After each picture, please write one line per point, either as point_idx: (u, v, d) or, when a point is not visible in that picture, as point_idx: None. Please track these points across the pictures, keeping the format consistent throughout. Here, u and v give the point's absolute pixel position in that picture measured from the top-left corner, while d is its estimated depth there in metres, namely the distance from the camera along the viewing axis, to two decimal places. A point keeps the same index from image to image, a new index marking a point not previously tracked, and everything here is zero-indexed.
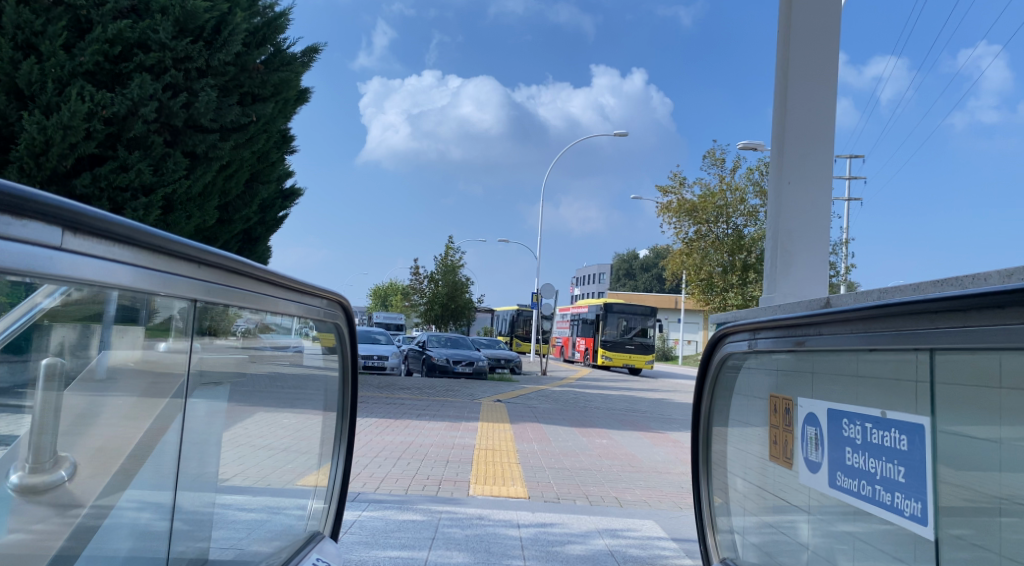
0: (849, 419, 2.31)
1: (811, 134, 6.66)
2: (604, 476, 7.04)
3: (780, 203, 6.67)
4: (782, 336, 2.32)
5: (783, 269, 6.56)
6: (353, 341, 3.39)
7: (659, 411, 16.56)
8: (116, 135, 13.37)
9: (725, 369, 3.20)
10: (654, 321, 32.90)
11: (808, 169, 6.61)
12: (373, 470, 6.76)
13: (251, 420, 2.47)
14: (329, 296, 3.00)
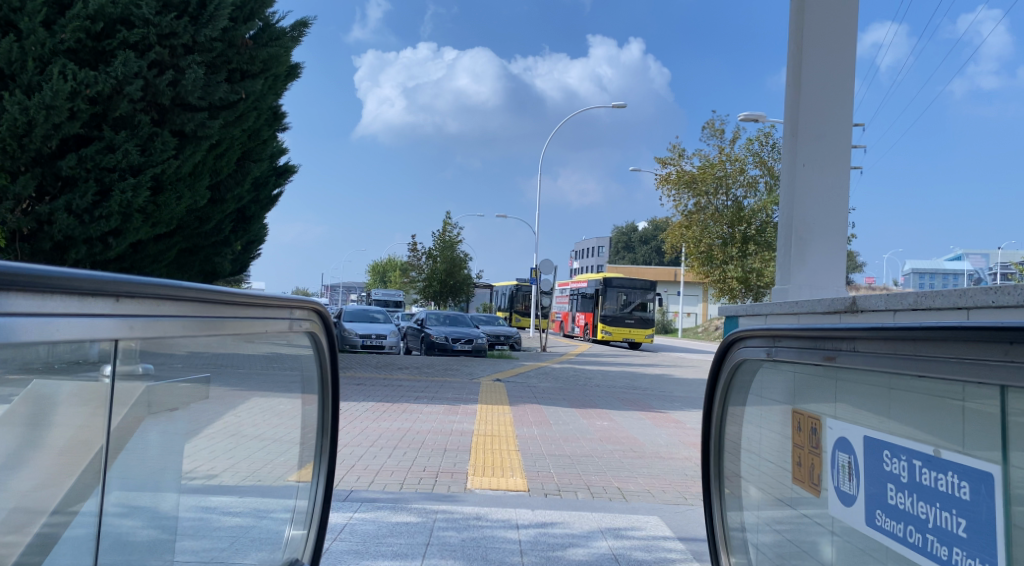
0: (892, 452, 1.96)
1: (827, 115, 7.00)
2: (606, 464, 6.84)
3: (796, 190, 7.07)
4: (809, 350, 2.00)
5: (798, 258, 7.00)
6: (334, 347, 3.11)
7: (661, 388, 16.40)
8: (101, 115, 13.07)
9: (738, 376, 2.91)
10: (654, 295, 32.74)
11: (821, 156, 6.99)
12: (369, 462, 6.57)
13: (244, 406, 2.41)
14: (303, 305, 2.74)
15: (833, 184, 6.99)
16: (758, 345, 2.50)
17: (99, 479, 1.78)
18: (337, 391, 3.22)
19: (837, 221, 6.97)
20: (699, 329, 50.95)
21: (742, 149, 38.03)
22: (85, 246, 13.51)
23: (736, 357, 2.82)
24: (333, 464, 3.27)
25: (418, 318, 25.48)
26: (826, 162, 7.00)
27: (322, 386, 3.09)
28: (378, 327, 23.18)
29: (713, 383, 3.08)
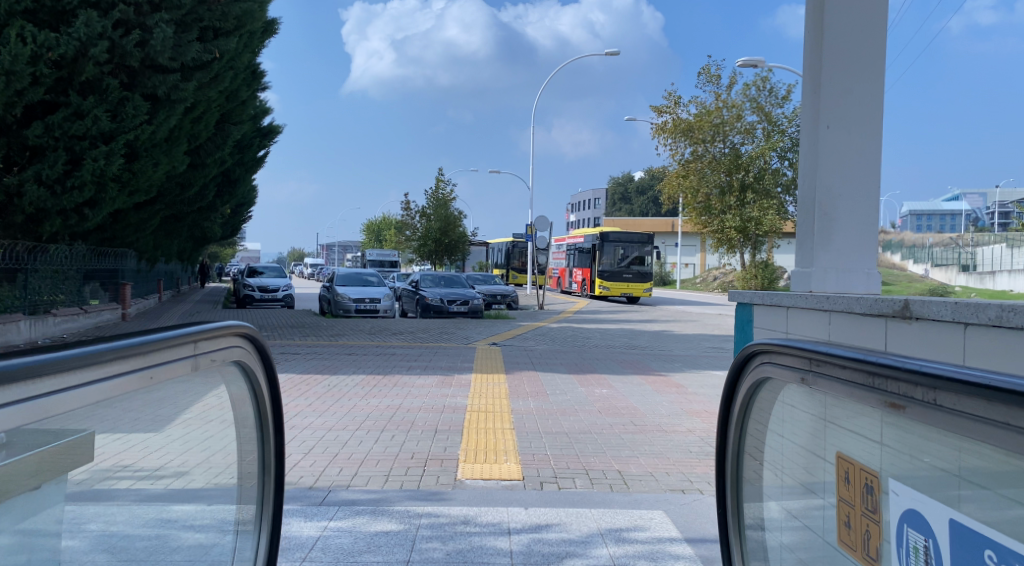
0: (996, 552, 1.44)
1: (856, 71, 5.95)
2: (605, 442, 6.44)
3: (820, 156, 6.06)
4: (876, 390, 1.51)
5: (823, 236, 6.05)
6: (268, 369, 2.60)
7: (661, 346, 16.05)
8: (67, 79, 12.45)
9: (761, 392, 2.41)
10: (652, 248, 32.30)
11: (852, 114, 5.96)
12: (353, 449, 6.14)
13: (219, 388, 2.26)
14: (219, 335, 2.19)
15: (859, 151, 5.99)
16: (789, 368, 2.03)
17: (24, 496, 1.58)
18: (279, 409, 2.73)
19: (866, 196, 6.01)
20: (698, 280, 50.62)
21: (739, 95, 37.29)
22: (59, 217, 13.23)
23: (758, 373, 2.34)
24: (280, 491, 2.79)
25: (412, 279, 25.01)
26: (855, 126, 5.97)
27: (258, 413, 2.58)
28: (371, 290, 22.73)
29: (731, 396, 2.59)
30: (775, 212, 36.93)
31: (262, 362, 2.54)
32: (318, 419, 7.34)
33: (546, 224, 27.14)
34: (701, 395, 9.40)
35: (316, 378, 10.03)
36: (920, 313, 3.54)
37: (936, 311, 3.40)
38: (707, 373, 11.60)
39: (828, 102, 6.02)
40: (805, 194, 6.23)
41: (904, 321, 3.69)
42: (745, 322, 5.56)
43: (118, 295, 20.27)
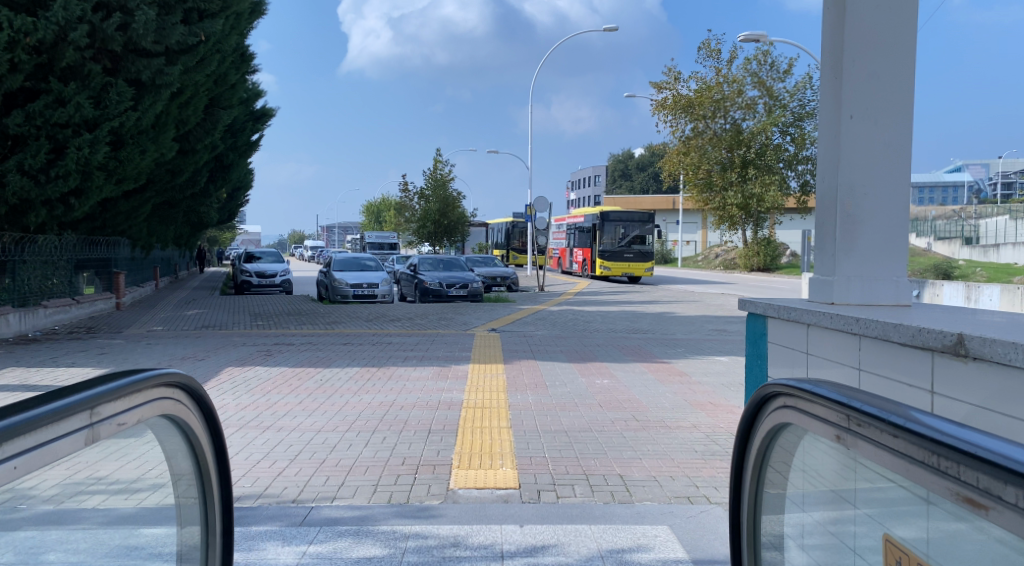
0: None
1: (890, 45, 4.38)
2: (606, 442, 6.14)
3: (841, 146, 4.47)
4: (957, 490, 1.29)
5: (846, 245, 4.48)
6: (200, 399, 2.27)
7: (663, 329, 15.77)
8: (48, 65, 12.09)
9: (775, 440, 2.14)
10: (653, 227, 31.95)
11: (882, 92, 4.39)
12: (341, 455, 5.85)
13: (168, 418, 2.07)
14: (139, 387, 1.88)
15: (890, 142, 4.42)
16: (816, 422, 1.79)
17: None
18: (223, 450, 2.44)
19: (898, 197, 4.45)
20: (700, 257, 50.25)
21: (739, 69, 36.89)
22: (45, 207, 12.91)
23: (773, 419, 2.07)
24: (230, 521, 2.53)
25: (410, 263, 24.68)
26: (885, 114, 4.41)
27: (193, 451, 2.27)
28: (369, 275, 22.42)
29: (744, 436, 2.29)
30: (777, 187, 36.31)
31: (191, 398, 2.21)
32: (308, 419, 7.05)
33: (546, 204, 26.80)
34: (704, 384, 9.09)
35: (308, 371, 9.74)
36: (979, 354, 2.74)
37: (1003, 353, 2.62)
38: (711, 358, 11.30)
39: (851, 80, 4.40)
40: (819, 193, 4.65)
41: (958, 360, 2.88)
42: (759, 335, 4.57)
43: (112, 284, 19.98)
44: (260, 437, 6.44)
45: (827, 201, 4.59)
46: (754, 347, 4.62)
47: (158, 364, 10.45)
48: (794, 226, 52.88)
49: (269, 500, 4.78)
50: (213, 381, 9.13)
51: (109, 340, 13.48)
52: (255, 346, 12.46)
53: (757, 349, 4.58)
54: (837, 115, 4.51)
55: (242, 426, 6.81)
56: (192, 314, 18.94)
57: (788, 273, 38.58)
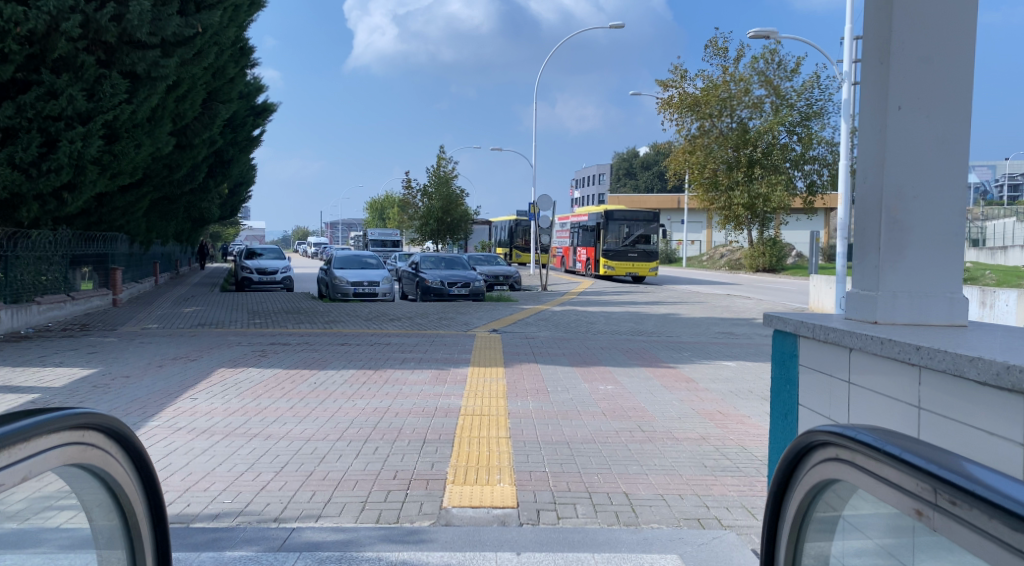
0: None
1: (945, 20, 3.42)
2: (609, 456, 5.81)
3: (886, 141, 3.50)
4: None
5: (892, 262, 3.49)
6: (117, 439, 1.94)
7: (667, 331, 15.43)
8: (40, 56, 11.79)
9: (820, 501, 1.85)
10: (658, 226, 31.63)
11: (938, 78, 3.43)
12: (331, 467, 5.54)
13: (78, 459, 1.76)
14: (28, 436, 1.57)
15: (948, 138, 3.46)
16: (884, 490, 1.52)
17: None
18: (156, 490, 2.14)
19: (956, 203, 3.47)
20: (704, 257, 49.89)
21: (746, 68, 36.59)
22: (37, 202, 12.64)
23: (818, 475, 1.79)
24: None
25: (412, 261, 24.36)
26: (943, 106, 3.44)
27: (114, 494, 1.95)
28: (370, 272, 22.10)
29: (781, 489, 1.99)
30: (783, 188, 35.85)
31: (105, 440, 1.88)
32: (297, 426, 6.73)
33: (550, 203, 26.49)
34: (712, 391, 8.75)
35: (302, 374, 9.43)
36: None
37: None
38: (717, 363, 10.96)
39: (899, 67, 3.44)
40: (859, 200, 3.68)
41: None
42: (786, 356, 3.67)
43: (109, 280, 19.66)
44: (245, 445, 6.12)
45: (870, 208, 3.60)
46: (779, 372, 3.74)
47: (149, 364, 10.14)
48: (799, 227, 52.43)
49: (249, 519, 4.46)
50: (203, 383, 8.82)
51: (103, 338, 13.18)
52: (250, 345, 12.16)
53: (784, 373, 3.69)
54: (881, 108, 3.54)
55: (227, 433, 6.48)
56: (190, 311, 18.66)
57: (794, 274, 38.21)
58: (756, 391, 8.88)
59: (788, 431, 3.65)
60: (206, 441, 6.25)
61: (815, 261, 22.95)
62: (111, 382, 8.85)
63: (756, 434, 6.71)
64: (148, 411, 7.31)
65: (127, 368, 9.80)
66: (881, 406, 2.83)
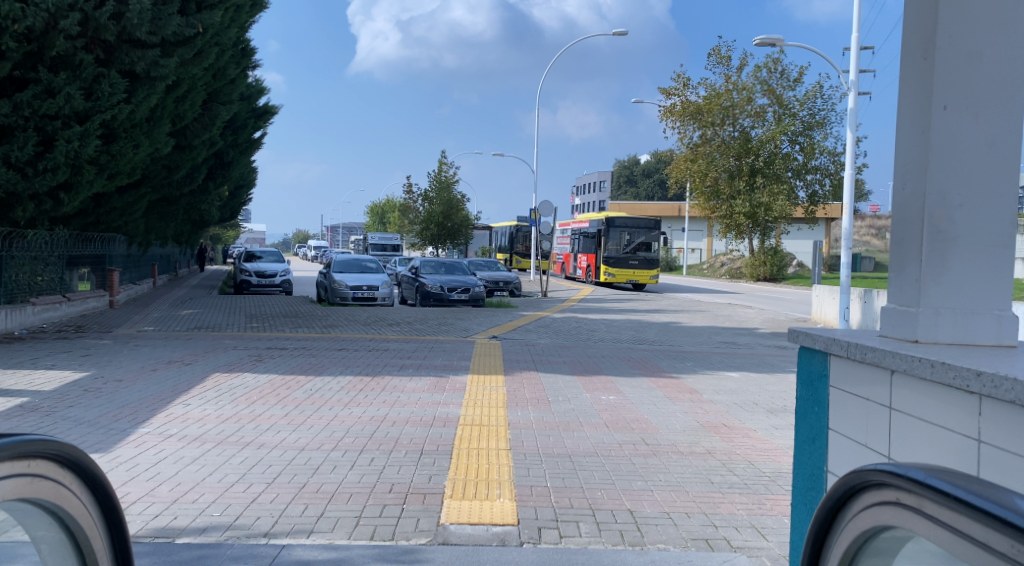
0: None
1: (996, 10, 3.05)
2: (612, 471, 5.63)
3: (929, 144, 3.13)
4: None
5: (935, 278, 3.10)
6: (73, 466, 1.77)
7: (668, 340, 15.24)
8: (37, 54, 11.65)
9: (869, 545, 1.69)
10: (659, 234, 31.49)
11: (986, 74, 3.07)
12: (325, 479, 5.35)
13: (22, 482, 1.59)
14: None
15: (997, 141, 3.09)
16: (960, 546, 1.35)
17: None
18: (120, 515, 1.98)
19: (1004, 212, 3.09)
20: (705, 266, 49.75)
21: (749, 77, 36.54)
22: (33, 202, 12.48)
23: (870, 520, 1.63)
24: None
25: (411, 266, 24.20)
26: (992, 103, 3.08)
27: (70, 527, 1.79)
28: (370, 277, 21.92)
29: (826, 527, 1.84)
30: (785, 197, 35.68)
31: (55, 469, 1.71)
32: (291, 435, 6.54)
33: (551, 209, 26.34)
34: (717, 403, 8.57)
35: (298, 380, 9.24)
36: None
37: None
38: (720, 374, 10.77)
39: (943, 59, 3.08)
40: (896, 212, 3.31)
41: None
42: (813, 376, 3.45)
43: (106, 281, 19.48)
44: (237, 454, 5.93)
45: (909, 215, 3.22)
46: (805, 393, 3.52)
47: (142, 368, 9.95)
48: (800, 236, 52.29)
49: (237, 534, 4.28)
50: (197, 389, 8.64)
51: (97, 340, 12.99)
52: (246, 350, 11.97)
53: (811, 395, 3.47)
54: (922, 106, 3.17)
55: (219, 441, 6.29)
56: (187, 313, 18.48)
57: (795, 283, 38.05)
58: (761, 403, 8.69)
59: (815, 456, 3.43)
60: (197, 449, 6.06)
61: (817, 271, 22.80)
62: (103, 386, 8.66)
63: (763, 448, 6.52)
64: (138, 417, 7.11)
65: (119, 372, 9.61)
66: (927, 434, 2.63)
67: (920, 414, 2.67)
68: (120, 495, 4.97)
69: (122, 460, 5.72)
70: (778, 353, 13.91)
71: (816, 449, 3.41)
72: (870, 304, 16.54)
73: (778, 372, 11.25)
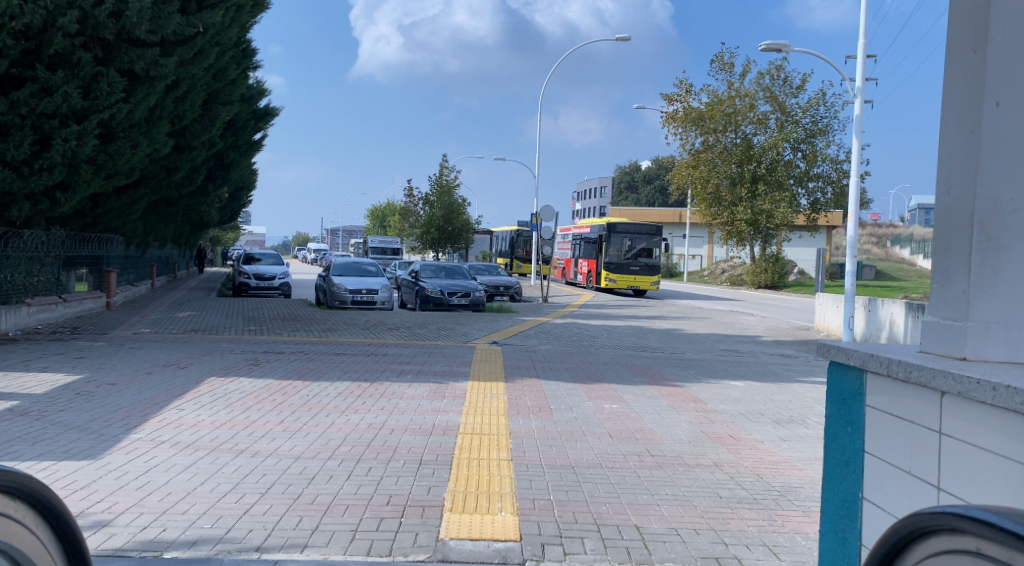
0: None
1: None
2: (617, 484, 5.46)
3: (980, 144, 2.96)
4: None
5: (986, 288, 2.92)
6: (19, 495, 1.96)
7: (670, 348, 15.06)
8: (35, 52, 11.51)
9: None
10: (660, 240, 31.36)
11: None
12: (321, 490, 5.18)
13: None
14: None
15: None
16: None
17: None
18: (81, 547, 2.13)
19: None
20: (706, 273, 49.60)
21: (752, 84, 36.47)
22: (29, 202, 12.33)
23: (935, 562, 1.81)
24: None
25: (411, 269, 24.04)
26: None
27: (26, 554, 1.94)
28: (369, 280, 21.75)
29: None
30: (788, 204, 35.51)
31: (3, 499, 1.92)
32: (286, 442, 6.37)
33: (552, 213, 26.19)
34: (722, 413, 8.39)
35: (295, 386, 9.07)
36: None
37: None
38: (724, 383, 10.59)
39: (995, 51, 2.93)
40: (941, 217, 3.14)
41: None
42: (846, 395, 3.31)
43: (104, 283, 19.28)
44: (230, 462, 5.77)
45: (956, 221, 3.05)
46: (837, 412, 3.37)
47: (137, 371, 9.77)
48: (802, 244, 52.08)
49: (228, 548, 4.11)
50: (192, 393, 8.46)
51: (92, 342, 12.80)
52: (243, 353, 11.80)
53: (843, 414, 3.32)
54: (972, 105, 3.01)
55: (212, 449, 6.12)
56: (184, 316, 18.31)
57: (796, 291, 37.88)
58: (767, 414, 8.51)
59: (848, 481, 3.28)
60: (189, 457, 5.89)
61: (820, 279, 22.64)
62: (96, 390, 8.48)
63: (771, 461, 6.35)
64: (130, 422, 6.93)
65: (113, 375, 9.44)
66: (987, 463, 2.48)
67: (977, 440, 2.52)
68: (108, 505, 4.79)
69: (111, 468, 5.55)
70: (782, 362, 13.73)
71: (850, 472, 3.26)
72: (874, 312, 16.36)
73: (783, 382, 11.08)
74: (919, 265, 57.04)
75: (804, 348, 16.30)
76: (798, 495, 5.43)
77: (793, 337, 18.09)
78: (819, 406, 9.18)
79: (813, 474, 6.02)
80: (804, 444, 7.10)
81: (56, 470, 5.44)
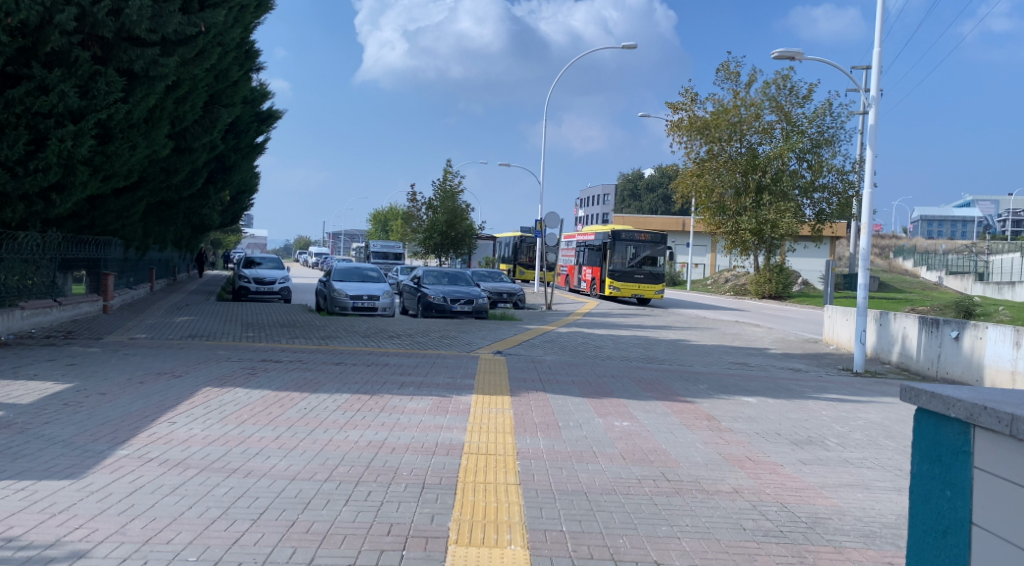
0: None
1: None
2: (634, 514, 5.11)
3: None
4: None
5: None
6: None
7: (678, 360, 14.70)
8: (31, 49, 11.23)
9: None
10: (664, 249, 31.01)
11: None
12: (317, 517, 4.83)
13: None
14: None
15: None
16: None
17: None
18: None
19: None
20: (709, 282, 49.25)
21: (758, 93, 36.26)
22: (23, 203, 12.11)
23: None
24: None
25: (413, 275, 23.70)
26: None
27: None
28: (371, 286, 21.42)
29: None
30: (792, 215, 35.16)
31: None
32: (282, 461, 6.03)
33: (556, 221, 25.85)
34: (738, 433, 8.05)
35: (292, 398, 8.72)
36: None
37: None
38: (736, 399, 10.22)
39: None
40: None
41: None
42: (942, 452, 3.07)
43: (100, 285, 18.83)
44: (221, 484, 5.42)
45: None
46: (930, 470, 3.14)
47: (129, 380, 9.42)
48: (806, 254, 51.66)
49: None
50: (185, 405, 8.12)
51: (85, 348, 12.46)
52: (240, 362, 11.46)
53: (939, 473, 3.09)
54: None
55: (203, 467, 5.78)
56: (182, 320, 17.97)
57: (801, 302, 37.53)
58: (784, 434, 8.16)
59: (946, 552, 3.05)
60: (177, 477, 5.55)
61: (828, 291, 22.32)
62: (85, 400, 8.15)
63: (793, 488, 6.00)
64: (117, 437, 6.58)
65: (104, 384, 9.09)
66: None
67: None
68: (87, 532, 4.45)
69: (94, 489, 5.20)
70: (793, 377, 13.36)
71: (948, 542, 3.04)
72: (887, 327, 16.03)
73: (796, 398, 10.71)
74: (923, 276, 56.61)
75: (814, 363, 15.93)
76: (826, 528, 5.08)
77: (802, 350, 17.72)
78: (837, 426, 8.82)
79: (839, 503, 5.67)
80: (825, 468, 6.75)
81: (35, 491, 5.10)
